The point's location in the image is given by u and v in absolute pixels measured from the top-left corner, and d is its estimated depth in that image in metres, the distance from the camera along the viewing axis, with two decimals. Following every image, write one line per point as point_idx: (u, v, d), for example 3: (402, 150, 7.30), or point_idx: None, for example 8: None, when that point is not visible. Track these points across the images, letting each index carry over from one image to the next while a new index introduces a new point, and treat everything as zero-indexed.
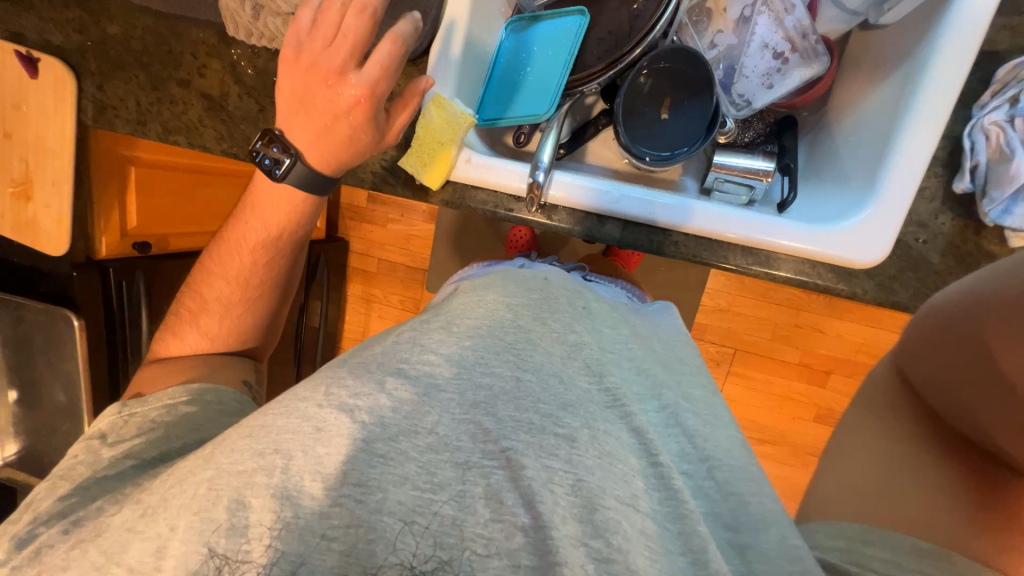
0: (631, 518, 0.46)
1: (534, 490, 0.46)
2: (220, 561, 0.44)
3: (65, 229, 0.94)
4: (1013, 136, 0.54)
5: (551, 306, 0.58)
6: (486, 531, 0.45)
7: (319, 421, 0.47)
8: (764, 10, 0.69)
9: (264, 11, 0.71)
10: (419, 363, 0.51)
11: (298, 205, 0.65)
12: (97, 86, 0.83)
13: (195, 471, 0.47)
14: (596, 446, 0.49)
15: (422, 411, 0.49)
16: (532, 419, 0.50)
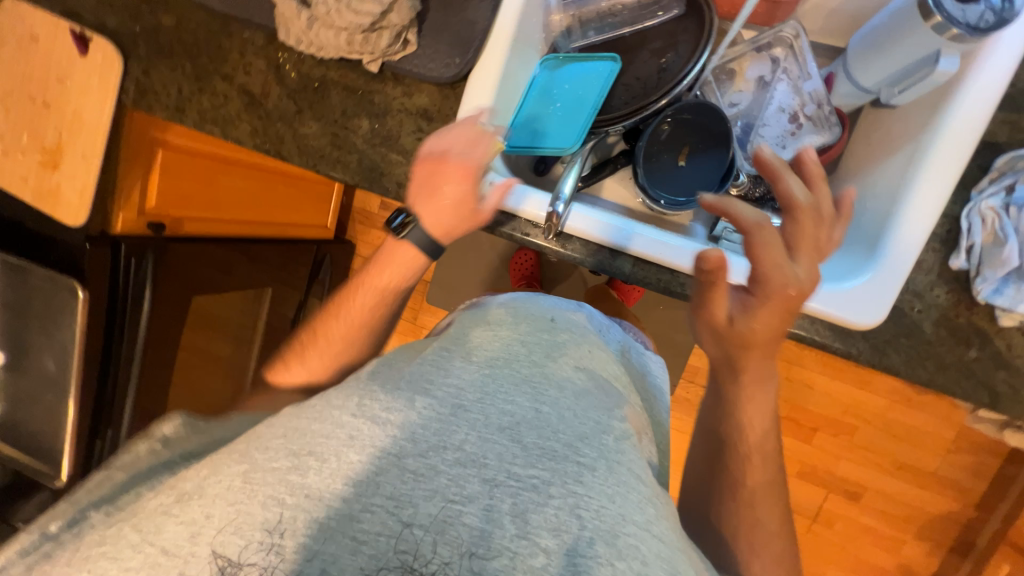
0: (648, 541, 0.51)
1: (560, 519, 0.50)
2: (223, 562, 0.47)
3: (86, 204, 0.95)
4: (1006, 223, 0.58)
5: (558, 346, 0.66)
6: (513, 546, 0.49)
7: (354, 430, 0.54)
8: (783, 78, 0.73)
9: (317, 22, 0.69)
10: (445, 384, 0.59)
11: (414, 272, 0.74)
12: (143, 71, 0.87)
13: (230, 464, 0.52)
14: (614, 475, 0.54)
15: (452, 429, 0.55)
16: (555, 447, 0.55)
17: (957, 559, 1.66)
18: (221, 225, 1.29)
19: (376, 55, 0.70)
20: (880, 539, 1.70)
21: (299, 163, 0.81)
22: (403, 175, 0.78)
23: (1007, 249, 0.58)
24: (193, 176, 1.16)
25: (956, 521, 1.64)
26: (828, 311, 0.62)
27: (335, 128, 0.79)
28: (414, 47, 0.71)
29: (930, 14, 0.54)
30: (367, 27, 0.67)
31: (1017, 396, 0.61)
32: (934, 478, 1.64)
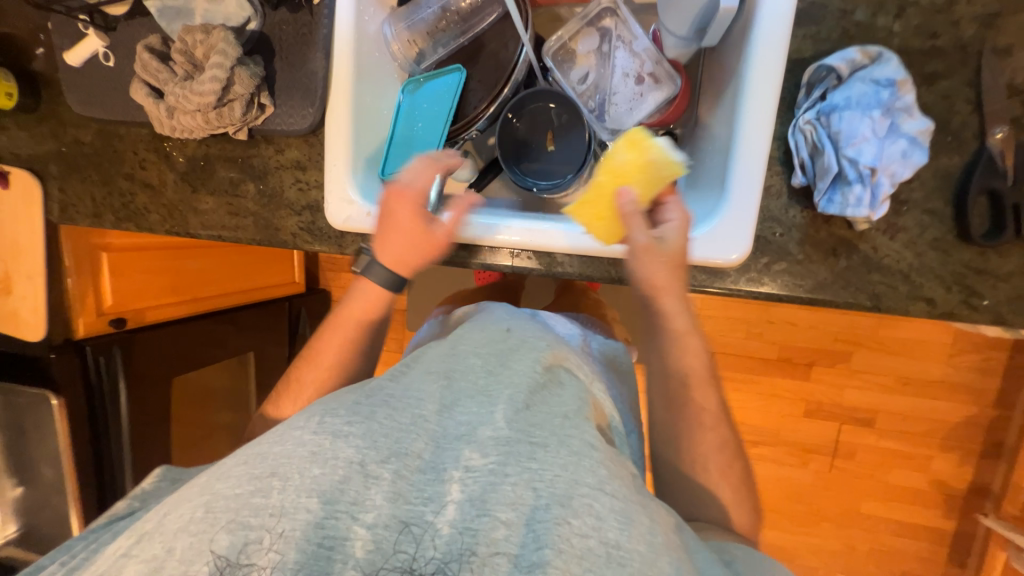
0: (602, 499, 0.45)
1: (519, 496, 0.44)
2: (220, 564, 0.42)
3: (42, 318, 1.05)
4: (823, 133, 0.56)
5: (518, 349, 0.59)
6: (474, 526, 0.43)
7: (315, 445, 0.46)
8: (620, 46, 0.76)
9: (177, 110, 0.74)
10: (408, 397, 0.52)
11: (383, 302, 0.71)
12: (60, 188, 0.95)
13: (189, 497, 0.46)
14: (567, 447, 0.48)
15: (410, 435, 0.49)
16: (509, 433, 0.48)
17: (992, 462, 1.59)
18: (183, 307, 1.34)
19: (237, 124, 0.76)
20: (907, 460, 1.64)
21: (206, 238, 0.87)
22: (295, 225, 0.82)
23: (827, 156, 0.55)
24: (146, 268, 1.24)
25: (980, 424, 1.58)
26: (713, 256, 0.63)
27: (228, 198, 0.85)
28: (271, 108, 0.77)
29: None
30: (216, 103, 0.72)
31: (898, 293, 0.60)
32: (944, 386, 1.58)
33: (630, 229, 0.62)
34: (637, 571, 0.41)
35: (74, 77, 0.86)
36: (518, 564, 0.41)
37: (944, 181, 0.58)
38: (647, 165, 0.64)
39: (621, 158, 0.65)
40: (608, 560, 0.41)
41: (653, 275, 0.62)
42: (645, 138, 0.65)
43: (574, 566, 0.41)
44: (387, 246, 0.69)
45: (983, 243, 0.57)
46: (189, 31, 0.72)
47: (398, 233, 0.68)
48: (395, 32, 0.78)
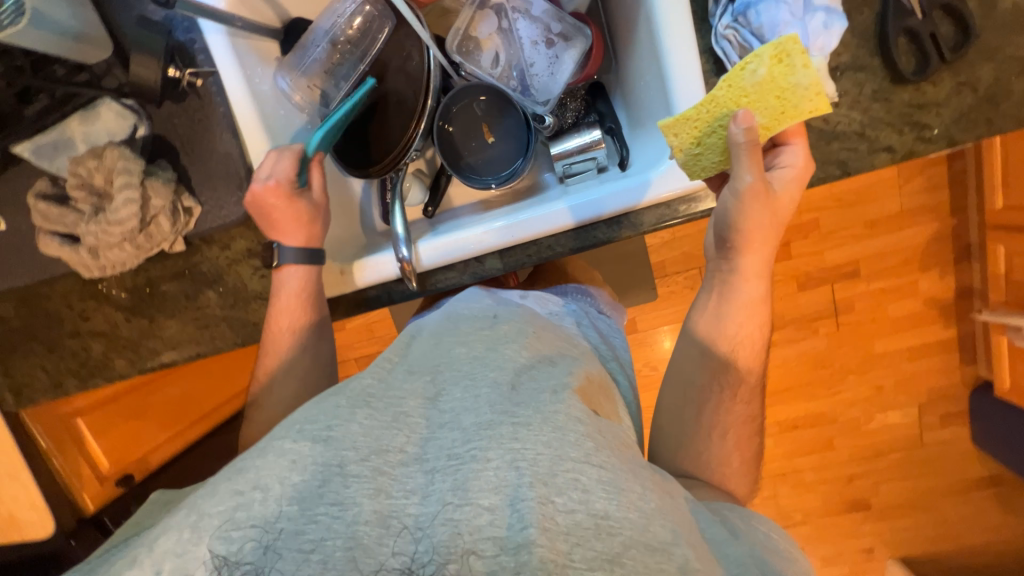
0: (588, 471, 0.46)
1: (502, 477, 0.45)
2: (221, 563, 0.42)
3: (43, 514, 0.92)
4: (747, 33, 0.57)
5: (498, 336, 0.60)
6: (458, 516, 0.43)
7: (296, 454, 0.46)
8: (519, 17, 0.74)
9: (99, 247, 0.68)
10: (391, 402, 0.51)
11: (312, 283, 0.72)
12: (5, 373, 0.86)
13: (181, 515, 0.45)
14: (550, 423, 0.48)
15: (393, 434, 0.49)
16: (490, 416, 0.49)
17: (967, 265, 1.72)
18: (182, 436, 1.24)
19: (170, 238, 0.70)
20: (899, 292, 1.76)
21: (185, 361, 0.81)
22: None
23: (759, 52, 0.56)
24: (130, 415, 1.15)
25: (946, 236, 1.70)
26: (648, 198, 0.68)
27: (191, 314, 0.79)
28: (198, 208, 0.71)
29: None
30: (139, 226, 0.67)
31: (859, 154, 0.63)
32: (905, 215, 1.69)
33: (738, 164, 0.56)
34: (627, 539, 0.43)
35: None
36: (505, 546, 0.41)
37: (863, 36, 0.60)
38: (783, 92, 0.54)
39: (758, 72, 0.54)
40: (596, 531, 0.43)
41: (751, 223, 0.58)
42: (800, 49, 0.52)
43: (562, 543, 0.42)
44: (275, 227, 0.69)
45: (915, 79, 0.60)
46: (79, 160, 0.65)
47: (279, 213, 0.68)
48: (291, 82, 0.73)
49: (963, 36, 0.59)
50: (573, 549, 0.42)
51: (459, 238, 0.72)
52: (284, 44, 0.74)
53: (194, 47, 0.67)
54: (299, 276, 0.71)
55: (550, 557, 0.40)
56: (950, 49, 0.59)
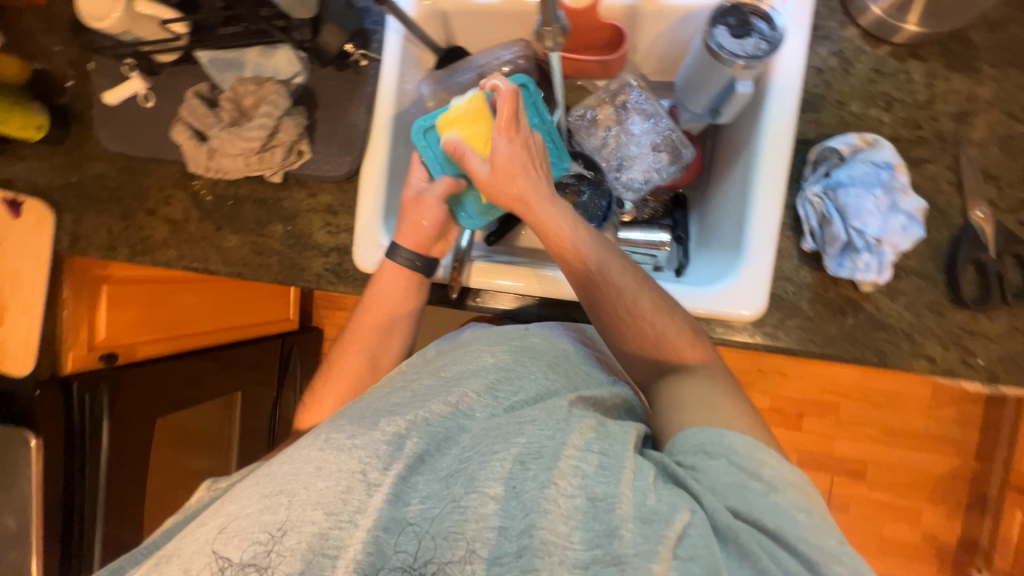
0: (586, 460, 0.51)
1: (507, 471, 0.51)
2: (223, 562, 0.49)
3: (32, 352, 1.00)
4: (831, 206, 0.62)
5: (531, 351, 0.64)
6: (464, 503, 0.50)
7: (321, 461, 0.53)
8: (635, 114, 0.84)
9: (217, 152, 0.77)
10: (409, 411, 0.57)
11: (407, 293, 0.75)
12: (74, 220, 0.95)
13: (207, 520, 0.52)
14: (552, 419, 0.54)
15: (410, 437, 0.55)
16: (500, 426, 0.55)
17: (978, 516, 1.61)
18: (176, 342, 1.29)
19: (275, 168, 0.79)
20: (898, 514, 1.65)
21: (227, 275, 0.87)
22: (321, 266, 0.83)
23: (837, 228, 0.61)
24: (141, 303, 1.20)
25: (961, 477, 1.62)
26: (724, 310, 0.67)
27: (253, 236, 0.86)
28: (309, 154, 0.80)
29: (717, 54, 0.64)
30: (259, 148, 0.75)
31: (901, 351, 0.65)
32: (926, 439, 1.62)
33: (467, 164, 0.68)
34: (625, 512, 0.48)
35: (110, 114, 0.88)
36: (507, 534, 0.48)
37: (935, 251, 0.65)
38: (461, 115, 0.72)
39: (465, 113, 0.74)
40: (594, 513, 0.48)
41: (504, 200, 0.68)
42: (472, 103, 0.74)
43: (563, 525, 0.48)
44: (398, 232, 0.75)
45: (975, 306, 0.63)
46: (243, 82, 0.76)
47: (406, 217, 0.74)
48: (433, 91, 0.83)
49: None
50: (573, 531, 0.47)
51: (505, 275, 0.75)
52: (441, 61, 0.85)
53: (373, 36, 0.80)
54: (394, 277, 0.74)
55: (550, 540, 0.47)
56: (1013, 293, 0.62)
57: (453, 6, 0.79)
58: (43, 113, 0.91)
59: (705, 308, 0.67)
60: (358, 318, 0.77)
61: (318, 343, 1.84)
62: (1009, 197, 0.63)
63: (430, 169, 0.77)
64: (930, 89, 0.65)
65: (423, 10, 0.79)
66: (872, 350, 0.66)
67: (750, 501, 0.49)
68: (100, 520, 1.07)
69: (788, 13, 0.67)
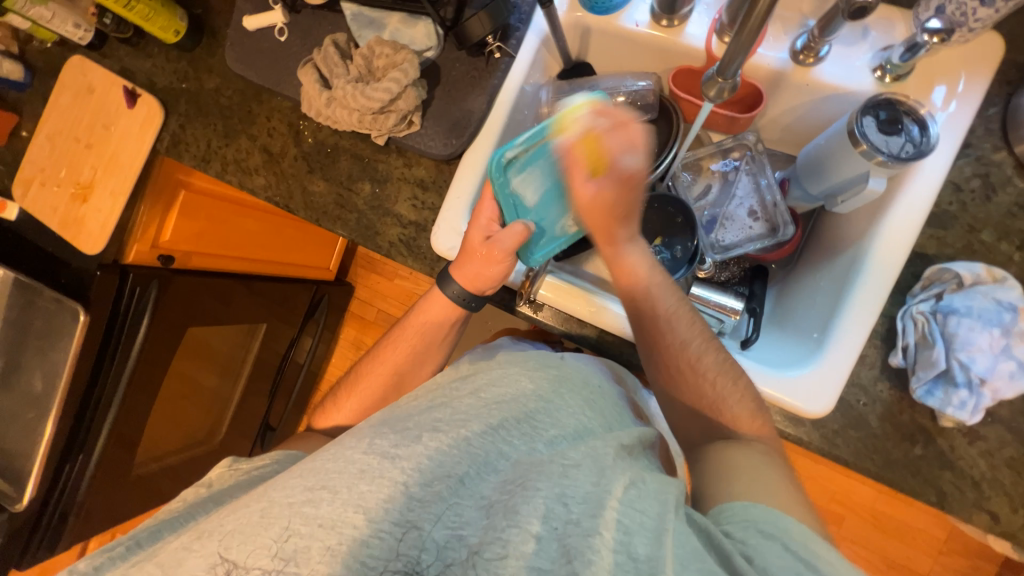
0: (630, 512, 0.48)
1: (548, 509, 0.48)
2: (229, 566, 0.47)
3: (107, 236, 1.06)
4: (935, 329, 0.60)
5: (568, 384, 0.63)
6: (504, 536, 0.47)
7: (364, 464, 0.51)
8: (744, 175, 0.82)
9: (336, 102, 0.79)
10: (452, 426, 0.56)
11: (453, 321, 0.76)
12: (180, 125, 0.99)
13: (250, 502, 0.50)
14: (595, 464, 0.52)
15: (451, 453, 0.53)
16: (543, 461, 0.53)
17: None
18: (226, 260, 1.34)
19: (383, 132, 0.80)
20: None
21: (305, 217, 0.89)
22: (396, 235, 0.84)
23: (935, 353, 0.59)
24: (210, 217, 1.24)
25: None
26: (793, 401, 0.64)
27: (340, 189, 0.87)
28: (417, 127, 0.81)
29: (858, 142, 0.62)
30: (376, 110, 0.77)
31: (964, 498, 0.61)
32: None
33: (574, 179, 0.62)
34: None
35: (243, 37, 0.92)
36: None
37: None
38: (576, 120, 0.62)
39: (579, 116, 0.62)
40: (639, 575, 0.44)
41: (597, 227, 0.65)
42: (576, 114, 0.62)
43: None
44: (458, 268, 0.72)
45: None
46: (380, 43, 0.77)
47: (473, 261, 0.69)
48: (552, 97, 0.83)
49: None
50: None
51: (580, 295, 0.73)
52: (565, 72, 0.85)
53: (514, 33, 0.81)
54: (445, 308, 0.75)
55: None
56: None
57: (598, 23, 0.79)
58: (184, 20, 0.96)
59: (773, 391, 0.64)
60: (399, 332, 0.79)
61: (347, 299, 1.88)
62: None
63: (503, 212, 0.69)
64: None
65: (569, 18, 0.79)
66: (934, 488, 0.62)
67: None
68: (113, 408, 1.08)
69: (940, 119, 0.64)
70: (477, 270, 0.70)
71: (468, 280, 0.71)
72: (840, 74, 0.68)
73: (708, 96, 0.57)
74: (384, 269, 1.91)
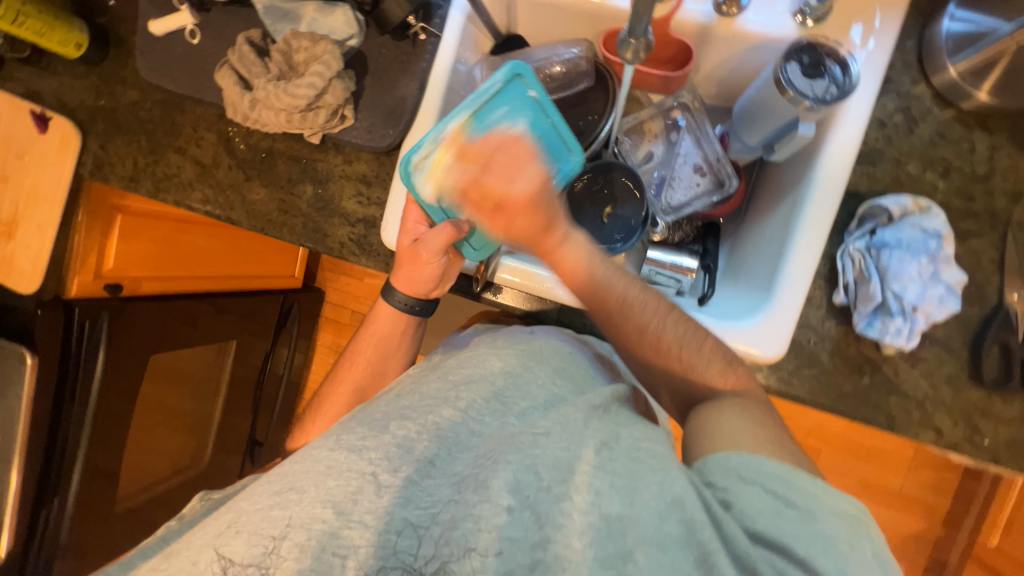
0: (599, 475, 0.50)
1: (516, 479, 0.49)
2: (225, 564, 0.46)
3: (41, 271, 1.00)
4: (871, 264, 0.63)
5: (535, 353, 0.64)
6: (476, 512, 0.47)
7: (332, 460, 0.52)
8: (686, 134, 0.82)
9: (260, 104, 0.76)
10: (422, 411, 0.57)
11: (407, 326, 0.79)
12: (101, 145, 0.93)
13: (218, 516, 0.51)
14: (566, 432, 0.54)
15: (419, 439, 0.54)
16: (513, 433, 0.54)
17: None
18: (182, 281, 1.28)
19: (315, 130, 0.77)
20: None
21: (249, 228, 0.86)
22: (346, 235, 0.82)
23: (873, 287, 0.62)
24: (156, 238, 1.19)
25: (926, 540, 1.58)
26: (747, 348, 0.66)
27: (281, 194, 0.84)
28: (351, 121, 0.78)
29: (784, 90, 0.62)
30: (303, 107, 0.74)
31: (911, 418, 0.65)
32: (904, 499, 1.58)
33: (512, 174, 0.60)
34: (637, 536, 0.46)
35: (153, 43, 0.86)
36: (523, 545, 0.46)
37: (963, 325, 0.65)
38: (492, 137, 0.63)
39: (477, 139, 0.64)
40: (608, 532, 0.47)
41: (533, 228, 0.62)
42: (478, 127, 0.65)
43: (578, 540, 0.46)
44: (396, 275, 0.75)
45: (992, 387, 0.63)
46: (297, 35, 0.74)
47: (406, 264, 0.72)
48: (486, 75, 0.80)
49: None
50: (586, 548, 0.46)
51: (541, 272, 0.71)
52: (498, 47, 0.83)
53: (437, 11, 0.79)
54: (392, 317, 0.78)
55: (567, 554, 0.46)
56: None
57: None
58: (84, 31, 0.89)
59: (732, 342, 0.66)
60: (355, 349, 0.80)
61: (318, 305, 1.84)
62: None
63: (429, 213, 0.71)
64: (990, 161, 0.65)
65: None
66: (884, 412, 0.66)
67: (782, 525, 0.46)
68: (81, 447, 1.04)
69: (861, 58, 0.65)
70: (409, 275, 0.73)
71: (404, 284, 0.75)
72: (763, 22, 0.68)
73: (625, 57, 0.56)
74: (351, 269, 1.88)
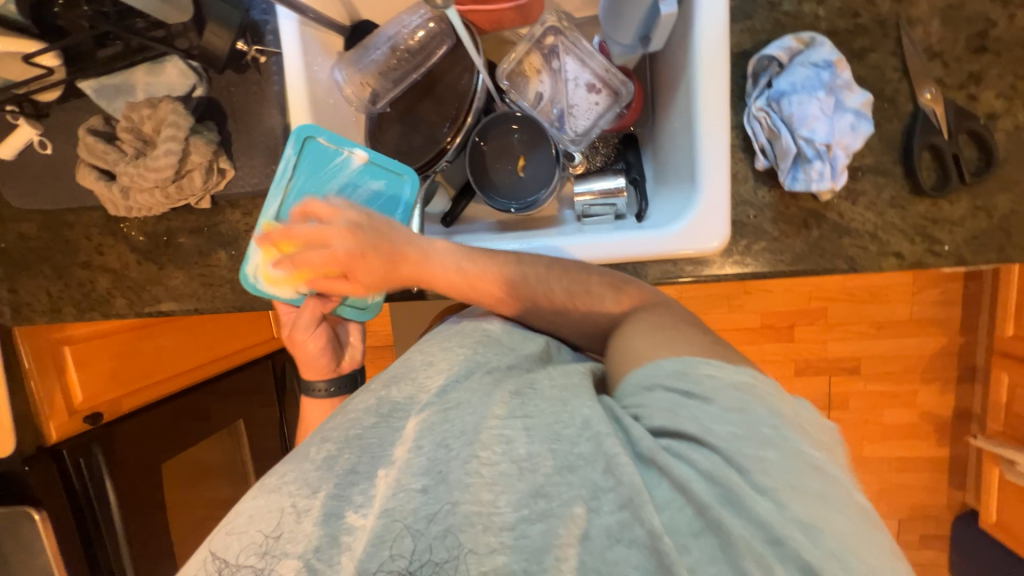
0: (511, 424, 0.49)
1: (429, 458, 0.47)
2: (220, 563, 0.44)
3: (10, 430, 0.95)
4: (776, 118, 0.61)
5: (454, 335, 0.62)
6: (391, 504, 0.45)
7: (252, 508, 0.47)
8: (569, 56, 0.78)
9: (133, 190, 0.72)
10: (342, 425, 0.53)
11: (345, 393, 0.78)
12: (8, 288, 0.89)
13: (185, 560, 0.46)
14: (476, 395, 0.52)
15: (336, 454, 0.50)
16: (428, 415, 0.51)
17: (969, 385, 1.63)
18: (161, 386, 1.23)
19: (199, 194, 0.74)
20: (896, 398, 1.64)
21: (183, 314, 0.83)
22: None
23: (785, 140, 0.60)
24: (115, 354, 1.15)
25: (951, 352, 1.61)
26: (689, 246, 0.64)
27: (199, 269, 0.81)
28: (232, 171, 0.75)
29: None
30: (174, 176, 0.71)
31: (869, 253, 0.64)
32: (917, 323, 1.59)
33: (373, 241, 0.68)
34: (551, 466, 0.45)
35: (9, 170, 0.82)
36: (433, 518, 0.44)
37: (889, 143, 0.63)
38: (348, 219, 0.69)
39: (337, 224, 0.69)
40: (519, 475, 0.45)
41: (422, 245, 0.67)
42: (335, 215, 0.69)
43: (488, 493, 0.45)
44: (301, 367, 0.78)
45: (934, 194, 0.62)
46: (136, 107, 0.70)
47: (297, 351, 0.76)
48: (346, 75, 0.75)
49: (985, 163, 0.62)
50: (499, 496, 0.44)
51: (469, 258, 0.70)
52: (349, 40, 0.78)
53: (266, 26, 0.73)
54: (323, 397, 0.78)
55: (474, 510, 0.44)
56: (970, 173, 0.62)
57: None
58: None
59: (675, 246, 0.64)
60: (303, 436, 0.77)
61: None
62: (958, 73, 0.62)
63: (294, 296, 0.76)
64: None
65: None
66: (843, 257, 0.65)
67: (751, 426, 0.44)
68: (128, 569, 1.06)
69: None
70: (304, 353, 0.76)
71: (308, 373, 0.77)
72: None
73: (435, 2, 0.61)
74: None
